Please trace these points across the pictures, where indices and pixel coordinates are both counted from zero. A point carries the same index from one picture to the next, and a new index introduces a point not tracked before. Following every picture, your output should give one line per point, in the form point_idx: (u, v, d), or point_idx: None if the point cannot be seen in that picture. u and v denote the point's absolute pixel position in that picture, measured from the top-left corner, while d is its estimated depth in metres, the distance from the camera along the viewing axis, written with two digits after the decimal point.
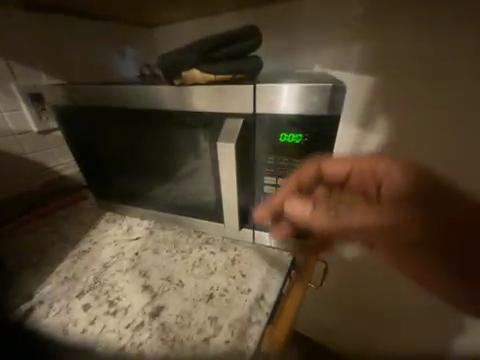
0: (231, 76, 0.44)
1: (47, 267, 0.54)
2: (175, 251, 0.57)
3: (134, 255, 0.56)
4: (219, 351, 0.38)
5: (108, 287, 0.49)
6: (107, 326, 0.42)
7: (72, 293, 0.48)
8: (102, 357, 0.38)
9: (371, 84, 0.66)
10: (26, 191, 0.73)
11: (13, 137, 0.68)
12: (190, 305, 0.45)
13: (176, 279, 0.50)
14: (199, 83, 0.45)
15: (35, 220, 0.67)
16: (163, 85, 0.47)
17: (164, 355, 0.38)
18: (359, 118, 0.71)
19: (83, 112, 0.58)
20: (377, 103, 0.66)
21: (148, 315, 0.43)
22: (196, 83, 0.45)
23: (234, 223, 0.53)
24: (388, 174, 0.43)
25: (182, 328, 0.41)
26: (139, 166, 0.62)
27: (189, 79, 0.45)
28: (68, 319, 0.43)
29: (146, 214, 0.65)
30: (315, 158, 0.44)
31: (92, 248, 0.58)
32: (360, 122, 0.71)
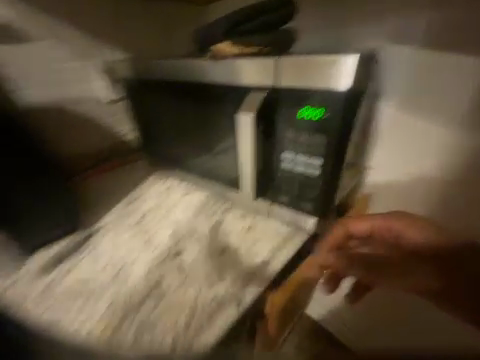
0: (257, 49, 0.51)
1: (103, 207, 0.69)
2: (201, 212, 0.64)
3: (167, 209, 0.66)
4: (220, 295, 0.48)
5: (146, 229, 0.62)
6: (141, 257, 0.56)
7: (121, 228, 0.63)
8: (138, 276, 0.52)
9: (418, 61, 0.57)
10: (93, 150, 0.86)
11: (87, 103, 0.83)
12: (204, 255, 0.54)
13: (197, 234, 0.59)
14: (230, 52, 0.51)
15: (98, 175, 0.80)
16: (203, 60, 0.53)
17: (179, 284, 0.50)
18: (407, 98, 0.60)
19: (143, 85, 0.69)
20: (427, 85, 0.57)
21: (172, 255, 0.55)
22: (227, 52, 0.51)
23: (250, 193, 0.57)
24: (405, 232, 0.50)
25: (193, 271, 0.51)
26: (180, 134, 0.69)
27: (222, 50, 0.52)
28: (117, 245, 0.59)
29: (181, 177, 0.73)
30: (332, 163, 0.47)
31: (136, 199, 0.70)
32: (407, 104, 0.60)
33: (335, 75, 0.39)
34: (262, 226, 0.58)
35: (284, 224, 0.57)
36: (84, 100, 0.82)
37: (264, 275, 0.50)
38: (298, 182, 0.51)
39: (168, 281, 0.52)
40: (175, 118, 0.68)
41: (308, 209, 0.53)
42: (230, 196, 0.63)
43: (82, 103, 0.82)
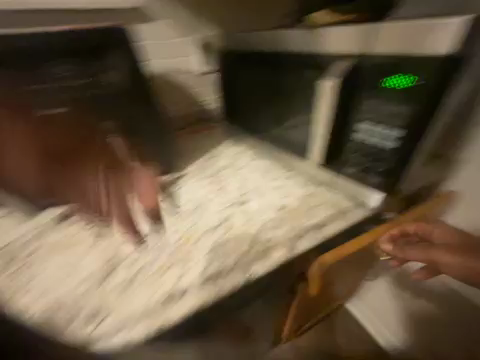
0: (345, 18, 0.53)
1: (186, 158, 0.82)
2: (268, 175, 0.72)
3: (238, 168, 0.77)
4: (278, 238, 0.54)
5: (221, 179, 0.73)
6: (213, 199, 0.65)
7: (201, 174, 0.75)
8: (205, 212, 0.60)
9: None
10: (178, 114, 0.98)
11: (183, 73, 0.97)
12: (266, 207, 0.61)
13: (262, 190, 0.67)
14: (318, 23, 0.56)
15: (187, 133, 0.93)
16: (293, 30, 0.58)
17: (241, 223, 0.56)
18: None
19: (235, 56, 0.79)
20: None
21: (237, 202, 0.63)
22: (315, 23, 0.57)
23: (316, 161, 0.60)
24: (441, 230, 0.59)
25: (257, 217, 0.58)
26: (259, 104, 0.76)
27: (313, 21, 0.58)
28: (196, 187, 0.70)
29: (255, 144, 0.83)
30: (411, 138, 0.48)
31: (214, 157, 0.83)
32: None
33: (436, 39, 0.39)
34: (320, 194, 0.64)
35: (343, 199, 0.61)
36: (184, 70, 0.97)
37: (319, 233, 0.55)
38: (369, 154, 0.54)
39: (235, 218, 0.58)
40: (258, 86, 0.73)
41: (371, 183, 0.56)
42: (293, 165, 0.71)
43: (181, 72, 0.97)
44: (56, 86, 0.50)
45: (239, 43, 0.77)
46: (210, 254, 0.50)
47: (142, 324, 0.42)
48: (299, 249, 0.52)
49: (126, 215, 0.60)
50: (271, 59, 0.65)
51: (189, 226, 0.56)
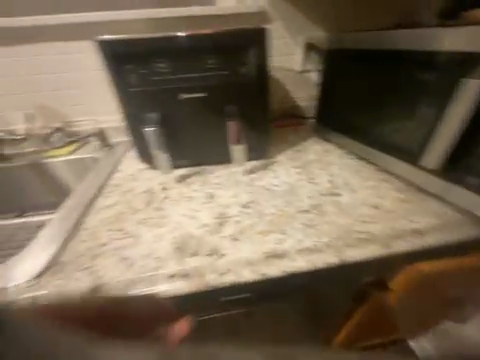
0: None
1: (275, 148, 0.90)
2: (359, 174, 0.74)
3: (327, 163, 0.80)
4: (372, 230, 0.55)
5: (311, 171, 0.77)
6: (305, 186, 0.70)
7: (289, 164, 0.81)
8: (297, 195, 0.67)
9: None
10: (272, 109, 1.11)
11: (284, 71, 1.07)
12: (359, 202, 0.62)
13: (353, 186, 0.68)
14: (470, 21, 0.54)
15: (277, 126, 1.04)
16: (418, 29, 0.59)
17: (333, 211, 0.60)
18: None
19: (343, 55, 0.83)
20: None
21: (328, 193, 0.67)
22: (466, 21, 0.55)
23: (430, 162, 0.60)
24: None
25: (349, 208, 0.60)
26: (361, 104, 0.78)
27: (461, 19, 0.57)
28: (287, 173, 0.76)
29: (346, 144, 0.84)
30: None
31: (302, 151, 0.88)
32: None
33: None
34: (421, 202, 0.62)
35: (445, 209, 0.59)
36: (286, 69, 1.07)
37: (418, 237, 0.53)
38: None
39: (327, 206, 0.61)
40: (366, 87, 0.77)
41: None
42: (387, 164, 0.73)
43: (284, 70, 1.07)
44: (211, 77, 0.66)
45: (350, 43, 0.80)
46: (305, 227, 0.56)
47: (248, 269, 0.48)
48: (394, 248, 0.52)
49: (227, 187, 0.72)
50: (388, 59, 0.67)
51: (284, 204, 0.63)
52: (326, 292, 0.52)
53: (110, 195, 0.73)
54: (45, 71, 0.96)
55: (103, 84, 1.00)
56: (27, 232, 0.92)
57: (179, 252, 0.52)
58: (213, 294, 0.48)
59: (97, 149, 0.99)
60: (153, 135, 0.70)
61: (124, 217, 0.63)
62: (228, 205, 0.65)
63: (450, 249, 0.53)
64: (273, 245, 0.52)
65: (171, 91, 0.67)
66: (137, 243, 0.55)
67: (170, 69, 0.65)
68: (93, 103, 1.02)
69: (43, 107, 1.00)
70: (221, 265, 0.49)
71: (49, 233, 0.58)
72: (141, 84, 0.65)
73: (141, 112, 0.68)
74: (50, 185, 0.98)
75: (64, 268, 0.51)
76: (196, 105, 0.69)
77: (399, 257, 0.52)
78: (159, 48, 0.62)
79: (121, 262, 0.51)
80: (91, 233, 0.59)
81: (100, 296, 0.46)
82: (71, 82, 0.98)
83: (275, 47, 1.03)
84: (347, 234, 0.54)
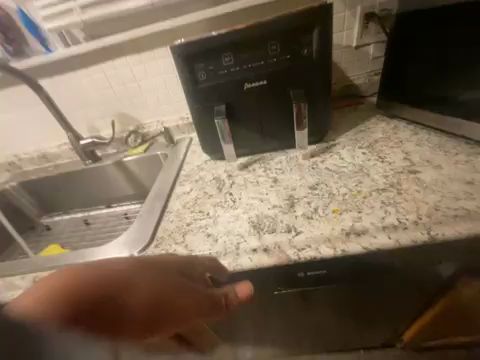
0: None
1: (336, 130, 0.87)
2: (440, 149, 0.67)
3: (399, 141, 0.74)
4: (469, 206, 0.49)
5: (379, 150, 0.72)
6: (376, 165, 0.67)
7: (354, 145, 0.77)
8: (369, 174, 0.64)
9: None
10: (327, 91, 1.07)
11: (339, 50, 1.02)
12: (444, 178, 0.56)
13: (436, 163, 0.62)
14: None
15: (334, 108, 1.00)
16: None
17: (416, 188, 0.55)
18: None
19: (422, 15, 0.71)
20: None
21: (406, 170, 0.62)
22: None
23: None
24: None
25: (436, 185, 0.55)
26: (449, 69, 0.70)
27: None
28: (352, 153, 0.74)
29: (424, 117, 0.77)
30: None
31: (366, 130, 0.83)
32: None
33: None
34: None
35: None
36: (341, 46, 1.02)
37: None
38: None
39: (406, 184, 0.57)
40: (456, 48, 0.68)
41: None
42: (475, 134, 0.66)
43: (339, 47, 1.02)
44: (274, 62, 0.69)
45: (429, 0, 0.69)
46: (384, 207, 0.53)
47: (326, 245, 0.49)
48: None
49: (290, 170, 0.74)
50: None
51: (355, 184, 0.62)
52: (404, 265, 0.53)
53: (184, 184, 0.82)
54: (120, 83, 1.12)
55: (167, 88, 1.12)
56: (118, 218, 1.12)
57: (256, 230, 0.56)
58: (292, 268, 0.51)
59: (165, 146, 1.12)
60: (222, 125, 0.74)
61: (200, 202, 0.71)
62: (295, 187, 0.66)
63: None
64: (349, 223, 0.52)
65: (236, 82, 0.71)
66: (216, 223, 0.61)
67: (235, 62, 0.70)
68: (160, 106, 1.16)
69: (121, 114, 1.18)
70: (298, 240, 0.51)
71: (147, 213, 0.70)
72: (210, 78, 0.72)
73: (210, 105, 0.75)
74: (130, 180, 1.16)
75: (161, 242, 0.60)
76: (259, 93, 0.73)
77: None
78: (227, 42, 0.67)
79: (206, 238, 0.58)
80: (178, 213, 0.68)
81: (152, 270, 0.40)
82: (141, 89, 1.13)
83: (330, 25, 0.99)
84: (436, 211, 0.50)
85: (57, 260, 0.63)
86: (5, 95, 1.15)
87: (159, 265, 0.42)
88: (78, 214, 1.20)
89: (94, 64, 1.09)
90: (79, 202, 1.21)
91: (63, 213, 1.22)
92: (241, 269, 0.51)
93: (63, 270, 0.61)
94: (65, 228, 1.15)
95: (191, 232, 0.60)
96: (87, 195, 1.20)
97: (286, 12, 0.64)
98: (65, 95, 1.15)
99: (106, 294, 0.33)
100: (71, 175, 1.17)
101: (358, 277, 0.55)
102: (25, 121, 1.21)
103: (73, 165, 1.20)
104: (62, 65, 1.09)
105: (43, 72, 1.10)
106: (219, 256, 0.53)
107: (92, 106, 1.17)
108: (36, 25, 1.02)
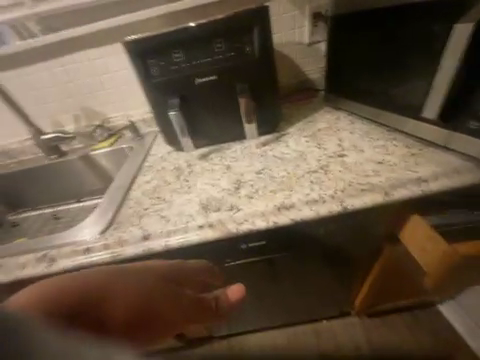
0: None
1: (287, 121, 0.96)
2: (367, 136, 0.77)
3: (337, 130, 0.84)
4: (375, 182, 0.60)
5: (319, 138, 0.82)
6: (314, 150, 0.76)
7: (301, 134, 0.87)
8: (306, 158, 0.73)
9: None
10: (284, 85, 1.16)
11: (292, 46, 1.10)
12: (363, 160, 0.67)
13: (360, 148, 0.73)
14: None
15: (288, 101, 1.08)
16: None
17: (339, 169, 0.66)
18: None
19: (347, 19, 0.80)
20: None
21: (336, 154, 0.72)
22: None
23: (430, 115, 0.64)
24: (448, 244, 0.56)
25: (355, 166, 0.66)
26: (371, 67, 0.79)
27: None
28: (297, 141, 0.83)
29: (356, 109, 0.88)
30: None
31: (312, 121, 0.93)
32: None
33: None
34: (426, 154, 0.66)
35: (448, 155, 0.65)
36: (294, 43, 1.10)
37: (417, 183, 0.59)
38: None
39: (333, 166, 0.67)
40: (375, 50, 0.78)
41: None
42: (392, 123, 0.77)
43: (293, 44, 1.10)
44: (221, 59, 0.75)
45: (353, 5, 0.77)
46: (311, 185, 0.63)
47: (261, 218, 0.58)
48: (392, 195, 0.58)
49: (241, 158, 0.81)
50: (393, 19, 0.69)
51: (293, 167, 0.71)
52: (329, 233, 0.63)
53: (146, 174, 0.87)
54: (81, 77, 1.12)
55: (130, 82, 1.14)
56: (87, 212, 1.14)
57: (205, 209, 0.63)
58: (234, 240, 0.60)
59: (132, 140, 1.15)
60: (176, 118, 0.80)
61: (159, 189, 0.76)
62: (244, 173, 0.74)
63: (443, 192, 0.59)
64: (282, 200, 0.61)
65: (188, 77, 0.77)
66: (171, 207, 0.67)
67: (185, 58, 0.75)
68: (125, 101, 1.18)
69: (85, 108, 1.18)
70: (237, 217, 0.59)
71: (108, 201, 0.75)
72: (163, 73, 0.76)
73: (165, 99, 0.80)
74: (99, 173, 1.18)
75: (119, 226, 0.66)
76: (210, 87, 0.79)
77: (396, 201, 0.59)
78: (176, 39, 0.72)
79: (160, 219, 0.64)
80: (136, 201, 0.73)
81: (135, 274, 0.41)
82: (104, 83, 1.14)
83: (283, 22, 1.06)
84: (350, 186, 0.60)
85: (18, 247, 0.67)
86: None
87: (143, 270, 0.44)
88: (45, 210, 1.19)
89: (52, 58, 1.08)
90: (45, 197, 1.20)
91: (28, 210, 1.20)
92: (189, 242, 0.58)
93: (24, 255, 0.65)
94: (33, 224, 1.15)
95: (148, 214, 0.67)
96: (54, 191, 1.20)
97: (228, 13, 0.70)
98: (24, 89, 1.13)
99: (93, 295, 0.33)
100: (36, 170, 1.17)
101: (292, 247, 0.65)
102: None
103: (37, 161, 1.20)
104: (16, 59, 1.07)
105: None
106: (170, 234, 0.60)
107: (53, 101, 1.16)
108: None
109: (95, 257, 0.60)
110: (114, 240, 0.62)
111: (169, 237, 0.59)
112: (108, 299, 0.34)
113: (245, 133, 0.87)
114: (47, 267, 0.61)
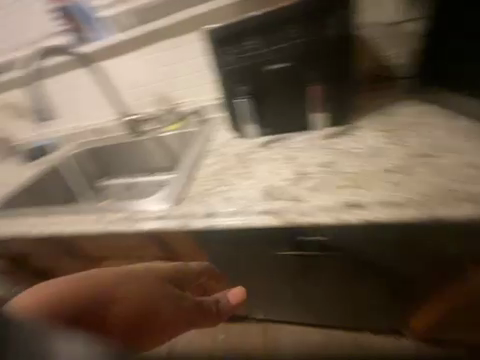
0: None
1: (360, 113, 0.87)
2: (467, 137, 0.64)
3: (425, 127, 0.72)
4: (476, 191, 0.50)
5: (400, 135, 0.72)
6: (393, 148, 0.68)
7: (376, 129, 0.78)
8: (383, 156, 0.66)
9: None
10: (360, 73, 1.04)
11: (377, 27, 0.97)
12: (460, 164, 0.57)
13: (458, 150, 0.61)
14: None
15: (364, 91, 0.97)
16: None
17: (427, 172, 0.57)
18: None
19: None
20: None
21: (422, 155, 0.63)
22: None
23: None
24: None
25: (448, 170, 0.56)
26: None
27: None
28: (372, 136, 0.75)
29: (456, 102, 0.73)
30: None
31: (392, 115, 0.82)
32: None
33: None
34: None
35: None
36: (377, 24, 0.97)
37: None
38: None
39: (418, 168, 0.59)
40: None
41: None
42: None
43: (377, 25, 0.97)
44: (297, 45, 0.73)
45: None
46: (388, 186, 0.57)
47: (327, 213, 0.56)
48: None
49: (305, 149, 0.78)
50: None
51: (366, 164, 0.65)
52: (401, 242, 0.57)
53: (210, 157, 0.93)
54: (159, 66, 1.25)
55: (201, 70, 1.22)
56: (155, 185, 1.32)
57: (267, 196, 0.65)
58: (295, 231, 0.59)
59: (197, 124, 1.24)
60: (245, 104, 0.83)
61: (222, 172, 0.81)
62: (308, 165, 0.72)
63: None
64: (351, 197, 0.57)
65: (260, 65, 0.77)
66: (234, 190, 0.71)
67: (260, 45, 0.75)
68: (195, 87, 1.27)
69: (160, 93, 1.32)
70: (300, 208, 0.59)
71: (178, 177, 0.84)
72: (236, 60, 0.78)
73: (235, 86, 0.82)
74: (167, 153, 1.33)
75: (187, 201, 0.73)
76: (280, 75, 0.77)
77: None
78: (254, 27, 0.73)
79: (224, 200, 0.69)
80: (202, 180, 0.80)
81: (132, 280, 0.60)
82: (179, 71, 1.24)
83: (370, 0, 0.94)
84: (440, 193, 0.52)
85: (110, 207, 0.83)
86: (68, 77, 1.38)
87: (140, 274, 0.62)
88: (122, 180, 1.43)
89: (139, 48, 1.23)
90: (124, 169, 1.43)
91: (110, 177, 1.46)
92: (249, 226, 0.61)
93: (115, 212, 0.80)
94: (115, 190, 1.40)
95: (213, 194, 0.72)
96: (131, 164, 1.42)
97: None
98: (115, 75, 1.32)
99: (93, 298, 0.55)
100: (119, 145, 1.39)
101: (354, 248, 0.61)
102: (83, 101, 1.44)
103: (120, 138, 1.41)
104: (111, 50, 1.25)
105: (97, 56, 1.28)
106: (233, 215, 0.63)
107: (136, 87, 1.33)
108: (87, 15, 1.22)
109: (168, 224, 0.69)
110: (184, 212, 0.70)
111: (232, 217, 0.63)
112: (105, 303, 0.56)
113: (312, 124, 0.83)
114: (130, 224, 0.74)
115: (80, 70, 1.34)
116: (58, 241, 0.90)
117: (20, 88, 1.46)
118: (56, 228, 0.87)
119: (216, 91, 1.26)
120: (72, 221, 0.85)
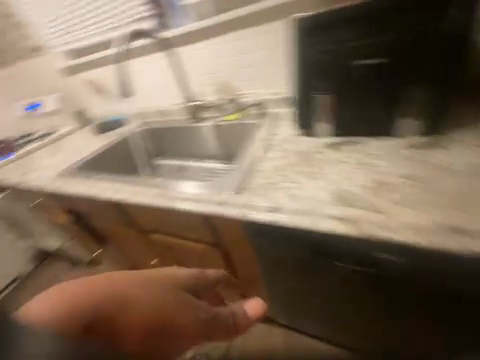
0: None
1: (458, 125, 0.75)
2: None
3: None
4: None
5: None
6: None
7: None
8: None
9: None
10: None
11: None
12: None
13: None
14: None
15: (463, 100, 0.84)
16: None
17: None
18: None
19: None
20: None
21: None
22: None
23: None
24: None
25: None
26: None
27: None
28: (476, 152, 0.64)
29: None
30: None
31: None
32: None
33: None
34: None
35: None
36: None
37: None
38: None
39: None
40: None
41: None
42: None
43: None
44: (401, 37, 0.64)
45: None
46: None
47: (415, 233, 0.50)
48: None
49: (385, 156, 0.71)
50: None
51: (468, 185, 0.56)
52: None
53: (271, 151, 0.90)
54: (229, 56, 1.27)
55: (271, 62, 1.20)
56: (205, 172, 1.37)
57: (339, 201, 0.60)
58: (370, 245, 0.54)
59: (256, 116, 1.23)
60: (324, 101, 0.79)
61: (285, 168, 0.78)
62: (389, 175, 0.64)
63: None
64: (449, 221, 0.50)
65: (347, 60, 0.71)
66: (301, 188, 0.67)
67: (356, 36, 0.68)
68: (260, 79, 1.25)
69: (225, 83, 1.34)
70: (377, 221, 0.54)
71: (238, 167, 0.84)
72: (324, 52, 0.73)
73: (314, 81, 0.77)
74: (221, 143, 1.35)
75: (248, 191, 0.73)
76: (371, 71, 0.70)
77: None
78: (350, 17, 0.67)
79: (290, 197, 0.66)
80: (264, 173, 0.78)
81: (143, 287, 0.53)
82: (248, 61, 1.24)
83: None
84: None
85: (174, 185, 0.88)
86: (144, 60, 1.49)
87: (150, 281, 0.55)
88: (174, 162, 1.51)
89: (214, 36, 1.26)
90: (178, 152, 1.51)
91: (164, 158, 1.55)
92: (317, 229, 0.57)
93: (176, 192, 0.84)
94: (168, 170, 1.49)
95: (277, 188, 0.70)
96: (184, 149, 1.48)
97: None
98: (187, 61, 1.38)
99: (101, 310, 0.46)
100: (178, 129, 1.46)
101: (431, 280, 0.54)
102: (153, 83, 1.54)
103: (179, 122, 1.47)
104: (187, 37, 1.31)
105: (174, 42, 1.35)
106: (297, 214, 0.60)
107: (203, 75, 1.38)
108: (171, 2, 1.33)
109: (227, 211, 0.69)
110: (245, 202, 0.69)
111: (296, 216, 0.60)
112: (114, 320, 0.46)
113: (397, 129, 0.76)
114: (189, 205, 0.77)
115: (156, 55, 1.44)
116: (123, 206, 1.01)
117: (104, 66, 1.63)
118: (124, 194, 0.97)
119: (281, 86, 1.23)
120: (138, 192, 0.93)
